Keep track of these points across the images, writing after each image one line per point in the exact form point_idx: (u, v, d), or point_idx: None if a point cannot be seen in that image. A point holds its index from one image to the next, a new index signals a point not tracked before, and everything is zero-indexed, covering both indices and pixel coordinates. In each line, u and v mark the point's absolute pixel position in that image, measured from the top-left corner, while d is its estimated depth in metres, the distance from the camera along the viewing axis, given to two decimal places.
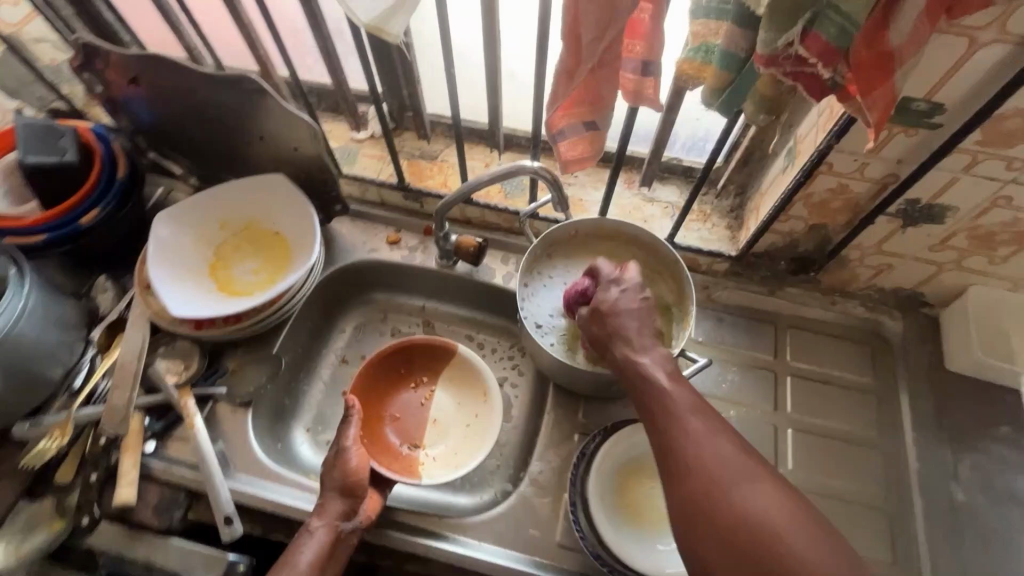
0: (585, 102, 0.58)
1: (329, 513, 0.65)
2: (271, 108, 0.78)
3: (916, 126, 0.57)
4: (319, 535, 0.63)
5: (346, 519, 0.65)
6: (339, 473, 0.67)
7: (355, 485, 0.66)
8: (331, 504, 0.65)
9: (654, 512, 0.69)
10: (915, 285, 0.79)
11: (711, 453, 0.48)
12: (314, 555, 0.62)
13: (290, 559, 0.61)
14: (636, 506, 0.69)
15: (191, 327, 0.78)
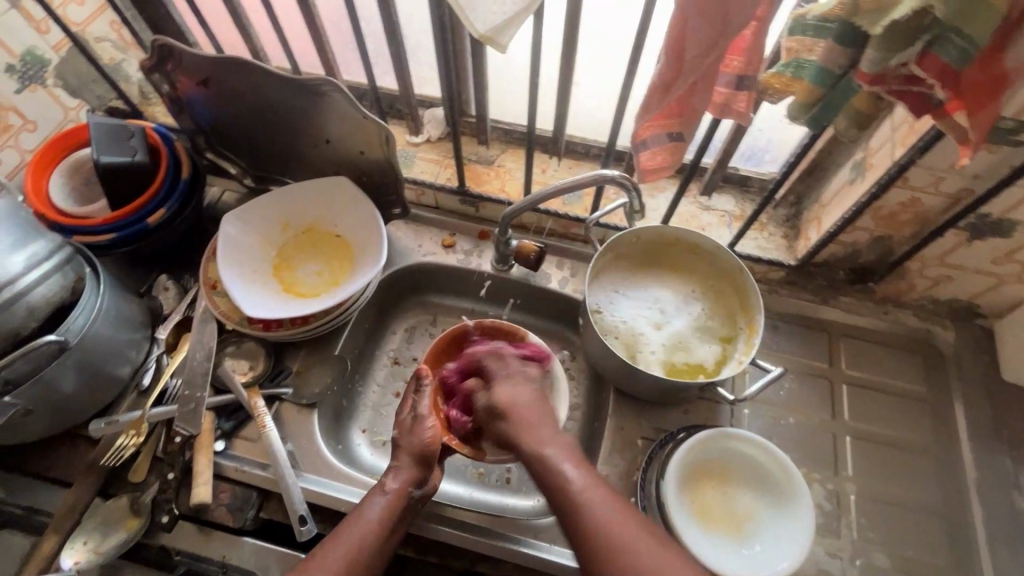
0: (676, 114, 0.58)
1: (402, 476, 0.66)
2: (339, 111, 0.78)
3: (1000, 144, 0.58)
4: (390, 497, 0.64)
5: (418, 485, 0.66)
6: (415, 437, 0.68)
7: (428, 453, 0.67)
8: (405, 467, 0.66)
9: (730, 516, 0.68)
10: (972, 296, 0.81)
11: (617, 520, 0.57)
12: (384, 515, 0.63)
13: (360, 517, 0.62)
14: (712, 509, 0.68)
15: (259, 327, 0.79)
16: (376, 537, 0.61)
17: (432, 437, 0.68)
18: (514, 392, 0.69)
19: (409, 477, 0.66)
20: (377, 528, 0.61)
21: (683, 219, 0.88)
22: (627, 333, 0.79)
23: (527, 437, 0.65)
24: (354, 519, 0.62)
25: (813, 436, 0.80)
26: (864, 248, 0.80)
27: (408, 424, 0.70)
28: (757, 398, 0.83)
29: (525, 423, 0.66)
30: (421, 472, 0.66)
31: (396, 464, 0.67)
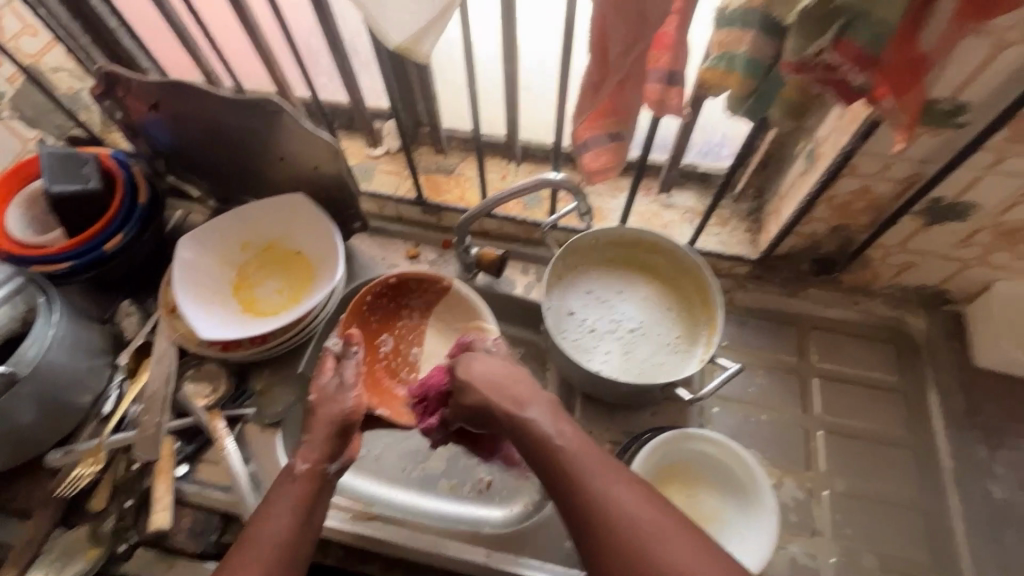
0: (610, 114, 0.58)
1: (311, 455, 0.60)
2: (291, 129, 0.77)
3: (941, 126, 0.58)
4: (299, 481, 0.58)
5: (331, 460, 0.61)
6: (333, 407, 0.64)
7: (349, 421, 0.64)
8: (316, 442, 0.61)
9: (693, 518, 0.67)
10: (939, 282, 0.79)
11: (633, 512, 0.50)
12: (297, 500, 0.57)
13: (268, 513, 0.55)
14: None
15: (218, 348, 0.79)
16: (293, 530, 0.54)
17: (356, 405, 0.64)
18: (480, 365, 0.65)
19: (323, 451, 0.60)
20: (294, 518, 0.55)
21: (643, 218, 0.88)
22: (582, 330, 0.79)
23: (505, 406, 0.60)
24: (264, 513, 0.55)
25: (785, 432, 0.79)
26: (824, 238, 0.78)
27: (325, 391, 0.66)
28: (726, 396, 0.81)
29: (494, 387, 0.62)
30: (334, 445, 0.61)
31: (307, 439, 0.62)
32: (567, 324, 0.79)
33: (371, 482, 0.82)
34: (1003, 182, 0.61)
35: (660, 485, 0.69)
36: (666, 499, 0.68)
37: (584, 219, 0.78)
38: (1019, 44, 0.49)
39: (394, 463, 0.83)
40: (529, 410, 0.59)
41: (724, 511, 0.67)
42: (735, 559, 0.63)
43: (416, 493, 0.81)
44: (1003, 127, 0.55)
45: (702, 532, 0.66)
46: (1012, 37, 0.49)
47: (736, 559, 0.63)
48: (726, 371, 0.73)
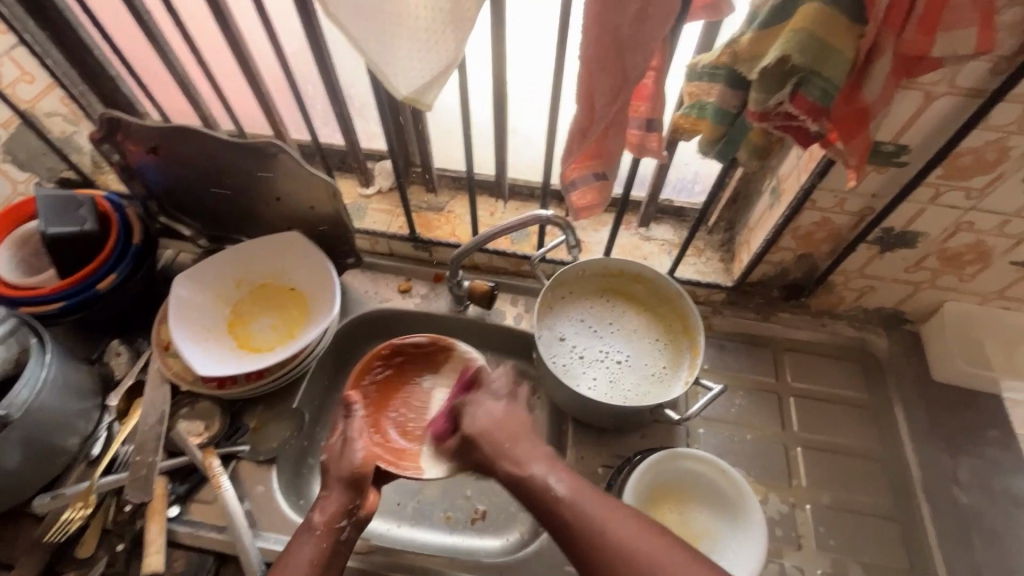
0: (596, 157, 0.64)
1: (330, 507, 0.63)
2: (290, 172, 0.81)
3: (886, 165, 0.65)
4: (317, 534, 0.61)
5: (346, 516, 0.63)
6: (345, 462, 0.65)
7: (355, 479, 0.64)
8: (334, 496, 0.64)
9: (687, 537, 0.69)
10: (896, 303, 0.87)
11: (634, 533, 0.53)
12: (315, 553, 0.61)
13: (292, 555, 0.60)
14: (666, 530, 0.69)
15: (213, 385, 0.78)
16: (312, 573, 0.60)
17: (362, 458, 0.65)
18: (481, 415, 0.65)
19: (339, 506, 0.63)
20: (311, 565, 0.60)
21: (625, 250, 0.93)
22: (573, 357, 0.83)
23: (502, 462, 0.61)
24: (284, 560, 0.60)
25: (767, 450, 0.83)
26: (792, 266, 0.84)
27: (334, 447, 0.67)
28: (709, 416, 0.86)
29: (496, 446, 0.62)
30: (346, 501, 0.64)
31: (324, 495, 0.64)
32: (557, 349, 0.83)
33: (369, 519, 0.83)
34: (943, 213, 0.69)
35: (653, 505, 0.71)
36: (661, 519, 0.70)
37: (572, 251, 0.83)
38: (945, 96, 0.57)
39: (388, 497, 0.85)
40: (529, 467, 0.60)
41: (718, 529, 0.69)
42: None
43: (412, 524, 0.83)
44: (939, 166, 0.63)
45: (697, 550, 0.68)
46: (938, 90, 0.56)
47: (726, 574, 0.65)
48: (710, 392, 0.77)
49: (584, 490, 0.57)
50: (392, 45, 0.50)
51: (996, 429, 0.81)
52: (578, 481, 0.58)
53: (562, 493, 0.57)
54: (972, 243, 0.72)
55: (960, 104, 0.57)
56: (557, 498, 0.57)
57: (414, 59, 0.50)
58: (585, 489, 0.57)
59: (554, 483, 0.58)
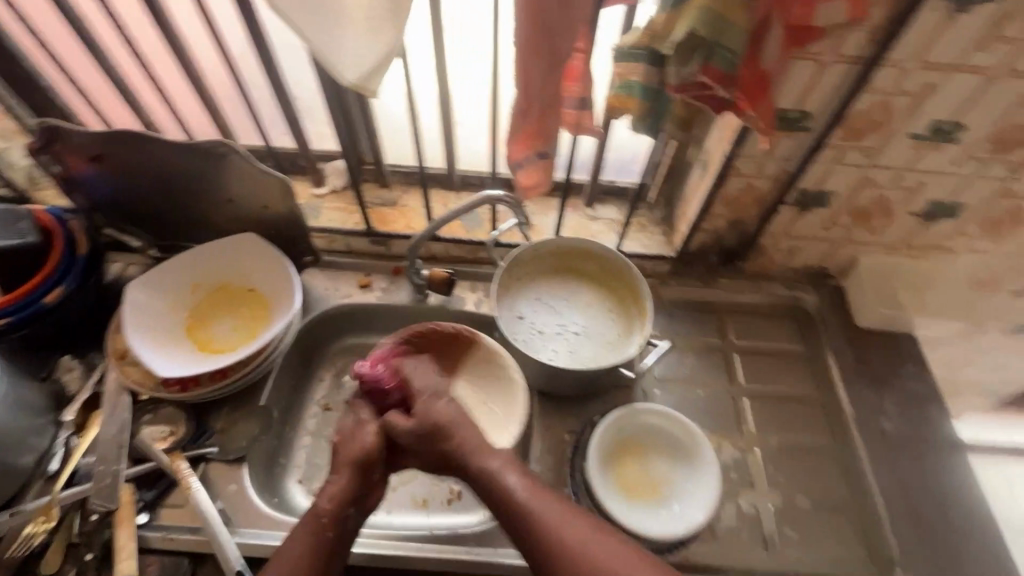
0: (537, 137, 0.69)
1: (329, 494, 0.66)
2: (242, 172, 0.82)
3: (795, 130, 0.73)
4: (320, 521, 0.64)
5: (352, 503, 0.66)
6: (357, 445, 0.69)
7: (367, 462, 0.68)
8: (336, 482, 0.67)
9: (649, 484, 0.75)
10: (820, 260, 0.95)
11: (585, 532, 0.60)
12: (311, 544, 0.63)
13: (283, 554, 0.63)
14: (629, 481, 0.75)
15: (176, 389, 0.78)
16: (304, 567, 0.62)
17: (373, 443, 0.69)
18: (444, 408, 0.70)
19: (342, 492, 0.66)
20: (310, 556, 0.63)
21: (574, 230, 0.99)
22: (533, 332, 0.87)
23: (471, 455, 0.66)
24: (277, 559, 0.63)
25: (717, 403, 0.90)
26: (726, 232, 0.91)
27: (346, 434, 0.71)
28: (663, 378, 0.92)
29: (459, 436, 0.68)
30: (353, 486, 0.67)
31: (333, 479, 0.68)
32: (517, 326, 0.87)
33: None
34: (848, 172, 0.78)
35: (616, 459, 0.76)
36: (625, 473, 0.75)
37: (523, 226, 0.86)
38: (834, 64, 0.65)
39: None
40: (489, 461, 0.66)
41: (676, 477, 0.75)
42: (688, 513, 0.71)
43: (390, 511, 0.85)
44: (838, 128, 0.71)
45: (658, 498, 0.74)
46: (828, 59, 0.64)
47: (688, 512, 0.71)
48: None
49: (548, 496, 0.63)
50: (336, 34, 0.53)
51: (912, 365, 0.91)
52: (532, 485, 0.64)
53: (524, 496, 0.63)
54: (875, 198, 0.82)
55: (848, 71, 0.65)
56: (516, 498, 0.63)
57: (360, 45, 0.53)
58: (538, 491, 0.64)
59: (514, 485, 0.64)
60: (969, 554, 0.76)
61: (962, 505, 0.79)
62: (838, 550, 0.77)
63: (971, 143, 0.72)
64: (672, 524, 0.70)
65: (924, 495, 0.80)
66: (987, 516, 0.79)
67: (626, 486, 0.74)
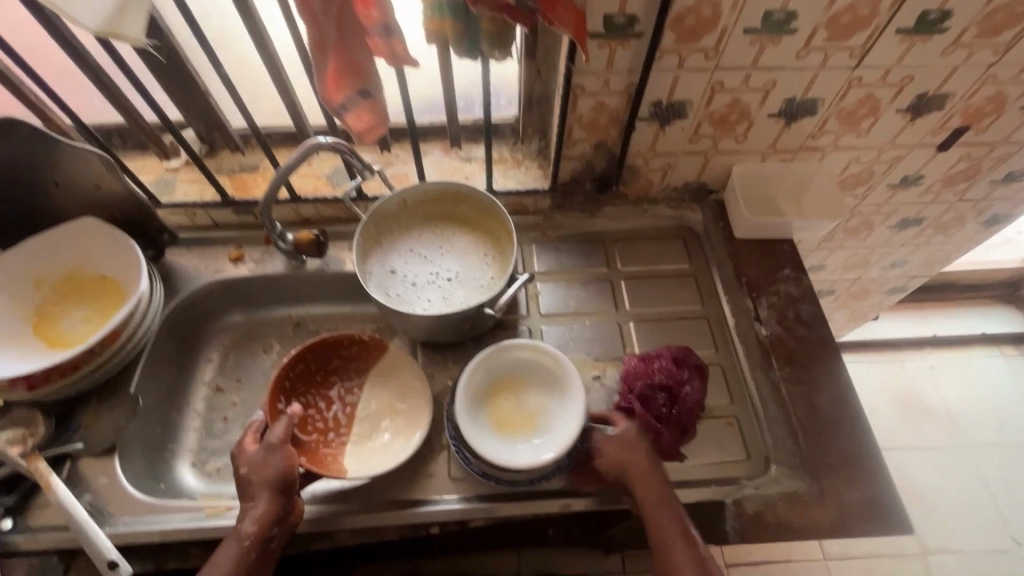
0: (349, 73, 0.64)
1: (251, 517, 0.65)
2: (57, 150, 0.75)
3: (626, 38, 0.69)
4: (244, 542, 0.64)
5: (275, 523, 0.66)
6: (271, 469, 0.67)
7: (283, 485, 0.67)
8: (257, 507, 0.66)
9: (519, 417, 0.75)
10: (696, 176, 0.94)
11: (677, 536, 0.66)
12: (236, 562, 0.63)
13: (216, 562, 0.64)
14: (500, 413, 0.75)
15: (23, 389, 0.73)
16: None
17: (287, 465, 0.68)
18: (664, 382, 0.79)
19: (264, 514, 0.65)
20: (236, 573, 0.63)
21: (446, 173, 0.95)
22: (406, 284, 0.85)
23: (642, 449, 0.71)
24: (213, 564, 0.64)
25: (603, 331, 0.89)
26: (594, 157, 0.89)
27: (249, 466, 0.68)
28: (549, 313, 0.91)
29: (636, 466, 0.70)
30: (275, 507, 0.66)
31: (249, 504, 0.66)
32: (388, 281, 0.85)
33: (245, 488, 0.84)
34: (695, 78, 0.75)
35: (492, 393, 0.77)
36: (497, 407, 0.76)
37: (370, 176, 0.82)
38: None
39: None
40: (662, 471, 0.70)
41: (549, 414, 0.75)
42: (542, 451, 0.71)
43: None
44: (668, 30, 0.68)
45: (526, 433, 0.74)
46: None
47: (542, 450, 0.71)
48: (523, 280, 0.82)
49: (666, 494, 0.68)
50: None
51: (790, 268, 0.91)
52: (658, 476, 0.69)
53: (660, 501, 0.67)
54: (730, 102, 0.79)
55: None
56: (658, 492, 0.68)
57: None
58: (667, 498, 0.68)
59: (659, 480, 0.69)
60: (837, 447, 0.75)
61: (830, 398, 0.79)
62: (714, 454, 0.77)
63: (807, 31, 0.70)
64: (526, 455, 0.71)
65: (795, 392, 0.80)
66: (855, 407, 0.78)
67: (496, 419, 0.75)
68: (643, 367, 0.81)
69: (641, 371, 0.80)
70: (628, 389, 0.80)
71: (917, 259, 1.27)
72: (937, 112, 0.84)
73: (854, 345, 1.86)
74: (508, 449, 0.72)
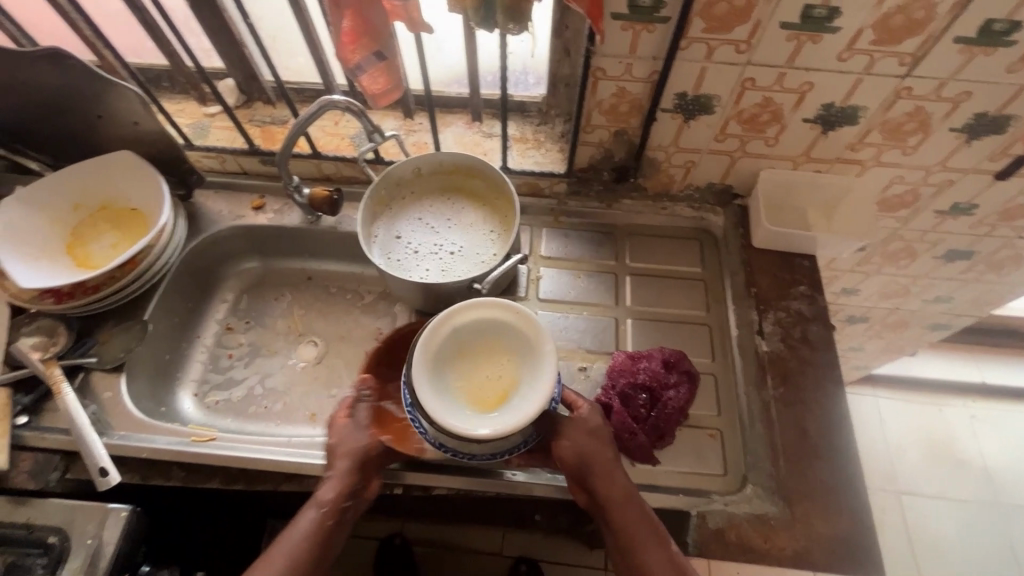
0: (364, 34, 0.64)
1: (327, 490, 0.69)
2: (100, 84, 0.80)
3: (651, 22, 0.67)
4: (318, 515, 0.67)
5: (350, 497, 0.69)
6: (354, 445, 0.72)
7: (366, 459, 0.71)
8: (334, 481, 0.69)
9: (481, 383, 0.73)
10: (721, 177, 0.90)
11: (639, 529, 0.65)
12: (310, 534, 0.67)
13: (289, 533, 0.67)
14: (464, 372, 0.74)
15: (51, 300, 0.80)
16: (311, 549, 0.66)
17: (371, 442, 0.72)
18: (650, 383, 0.77)
19: (342, 488, 0.69)
20: (309, 544, 0.66)
21: (465, 146, 0.95)
22: (407, 251, 0.86)
23: (600, 442, 0.69)
24: (285, 534, 0.67)
25: (598, 324, 0.88)
26: (613, 146, 0.86)
27: (338, 435, 0.73)
28: (548, 299, 0.90)
29: (594, 458, 0.68)
30: (354, 482, 0.70)
31: (329, 476, 0.70)
32: (391, 246, 0.86)
33: (236, 424, 0.89)
34: (724, 72, 0.71)
35: (464, 348, 0.75)
36: (472, 362, 0.75)
37: (382, 140, 0.84)
38: None
39: (257, 402, 0.91)
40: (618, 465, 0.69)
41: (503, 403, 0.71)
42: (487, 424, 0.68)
43: (277, 424, 0.89)
44: (697, 17, 0.65)
45: (474, 401, 0.72)
46: None
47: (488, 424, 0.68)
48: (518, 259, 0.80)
49: (624, 488, 0.67)
50: None
51: (808, 286, 0.86)
52: (615, 470, 0.68)
53: (618, 495, 0.66)
54: (762, 102, 0.75)
55: None
56: (614, 487, 0.66)
57: None
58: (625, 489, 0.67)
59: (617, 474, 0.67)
60: (819, 477, 0.72)
61: (821, 426, 0.75)
62: (690, 464, 0.75)
63: (851, 31, 0.64)
64: (470, 423, 0.68)
65: (785, 414, 0.76)
66: (848, 438, 0.74)
67: (463, 372, 0.74)
68: (631, 365, 0.79)
69: (628, 369, 0.79)
70: (612, 384, 0.79)
71: (966, 295, 1.17)
72: (997, 136, 0.76)
73: (889, 379, 1.74)
74: (448, 398, 0.71)
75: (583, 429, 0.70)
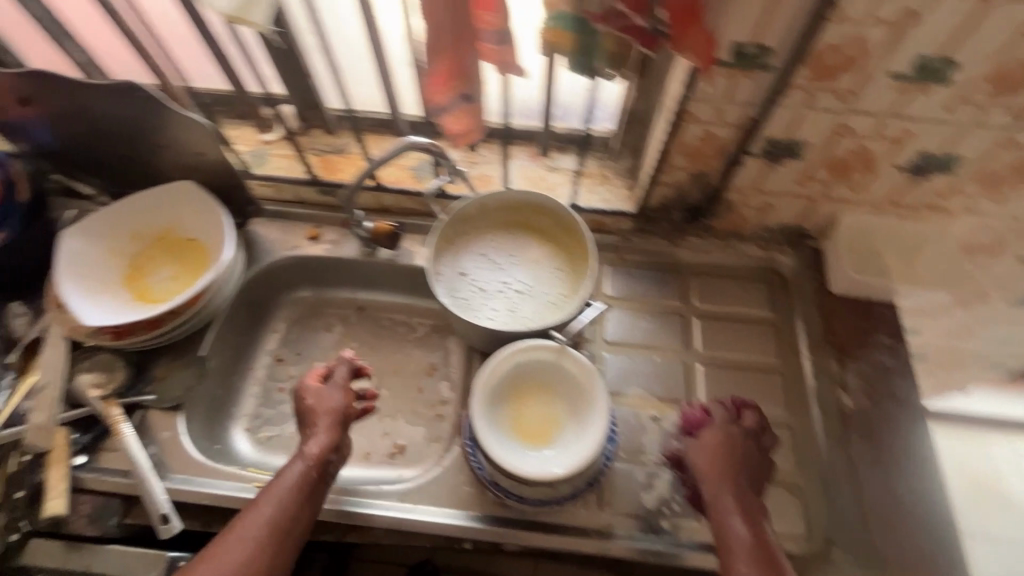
0: (455, 77, 0.62)
1: (320, 441, 0.68)
2: (167, 115, 0.78)
3: (751, 69, 0.65)
4: (310, 463, 0.66)
5: (334, 452, 0.68)
6: (331, 403, 0.71)
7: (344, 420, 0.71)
8: (325, 434, 0.69)
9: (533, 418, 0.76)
10: (797, 220, 0.87)
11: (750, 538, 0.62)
12: (298, 481, 0.65)
13: (278, 481, 0.65)
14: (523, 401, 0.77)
15: (110, 336, 0.78)
16: (293, 496, 0.64)
17: (349, 403, 0.72)
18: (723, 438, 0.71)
19: (331, 443, 0.68)
20: (295, 489, 0.64)
21: (530, 180, 0.92)
22: (473, 290, 0.83)
23: (739, 448, 0.71)
24: (270, 487, 0.64)
25: (667, 369, 0.85)
26: (688, 186, 0.84)
27: (314, 397, 0.72)
28: (613, 341, 0.87)
29: (720, 458, 0.69)
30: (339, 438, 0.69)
31: (312, 430, 0.69)
32: (457, 284, 0.83)
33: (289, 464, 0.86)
34: (821, 120, 0.69)
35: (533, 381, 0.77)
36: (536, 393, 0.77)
37: (455, 177, 0.83)
38: None
39: None
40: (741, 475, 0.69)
41: (526, 446, 0.74)
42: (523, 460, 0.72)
43: None
44: (802, 66, 0.63)
45: (519, 428, 0.75)
46: None
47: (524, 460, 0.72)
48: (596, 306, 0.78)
49: (741, 496, 0.66)
50: None
51: (885, 335, 0.84)
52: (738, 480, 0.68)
53: (735, 500, 0.65)
54: (855, 150, 0.72)
55: None
56: (732, 492, 0.66)
57: None
58: (746, 500, 0.66)
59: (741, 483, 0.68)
60: None
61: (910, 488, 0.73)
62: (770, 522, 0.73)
63: (964, 84, 0.62)
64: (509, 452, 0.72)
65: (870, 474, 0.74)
66: None
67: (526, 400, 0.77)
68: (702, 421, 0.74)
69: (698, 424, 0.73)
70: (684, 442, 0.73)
71: None
72: None
73: None
74: (501, 415, 0.75)
75: (739, 435, 0.72)
